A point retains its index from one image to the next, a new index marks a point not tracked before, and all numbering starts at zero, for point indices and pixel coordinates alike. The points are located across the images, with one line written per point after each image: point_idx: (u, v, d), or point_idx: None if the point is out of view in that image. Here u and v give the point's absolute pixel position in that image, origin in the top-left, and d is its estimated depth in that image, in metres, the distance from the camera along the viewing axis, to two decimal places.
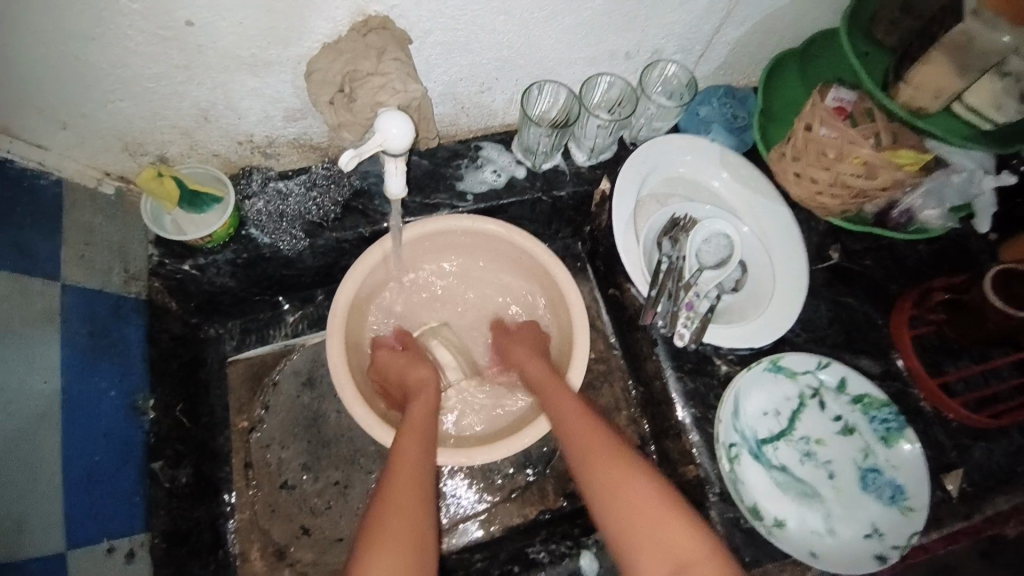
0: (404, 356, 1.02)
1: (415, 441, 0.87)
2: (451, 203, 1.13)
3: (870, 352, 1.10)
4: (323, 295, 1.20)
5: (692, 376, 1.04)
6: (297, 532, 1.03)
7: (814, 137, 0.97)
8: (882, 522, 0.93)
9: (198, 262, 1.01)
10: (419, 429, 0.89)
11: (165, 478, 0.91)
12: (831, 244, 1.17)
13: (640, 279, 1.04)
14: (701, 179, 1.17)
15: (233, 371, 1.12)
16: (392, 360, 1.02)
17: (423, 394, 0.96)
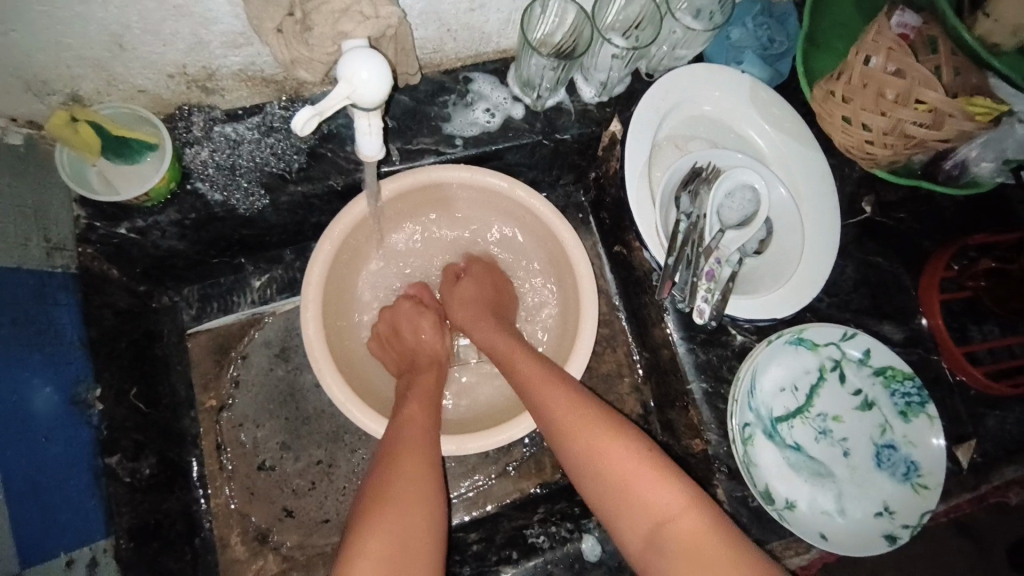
0: (425, 318, 0.94)
1: (424, 415, 0.82)
2: (437, 149, 0.95)
3: (894, 316, 1.01)
4: (293, 255, 1.05)
5: (704, 348, 0.95)
6: (280, 515, 0.97)
7: (875, 75, 0.82)
8: (893, 499, 0.89)
9: (136, 225, 0.85)
10: (424, 401, 0.85)
11: (123, 472, 0.82)
12: (864, 196, 1.04)
13: (654, 242, 0.92)
14: (729, 119, 1.00)
15: (195, 345, 1.01)
16: (403, 320, 0.94)
17: (430, 369, 0.91)
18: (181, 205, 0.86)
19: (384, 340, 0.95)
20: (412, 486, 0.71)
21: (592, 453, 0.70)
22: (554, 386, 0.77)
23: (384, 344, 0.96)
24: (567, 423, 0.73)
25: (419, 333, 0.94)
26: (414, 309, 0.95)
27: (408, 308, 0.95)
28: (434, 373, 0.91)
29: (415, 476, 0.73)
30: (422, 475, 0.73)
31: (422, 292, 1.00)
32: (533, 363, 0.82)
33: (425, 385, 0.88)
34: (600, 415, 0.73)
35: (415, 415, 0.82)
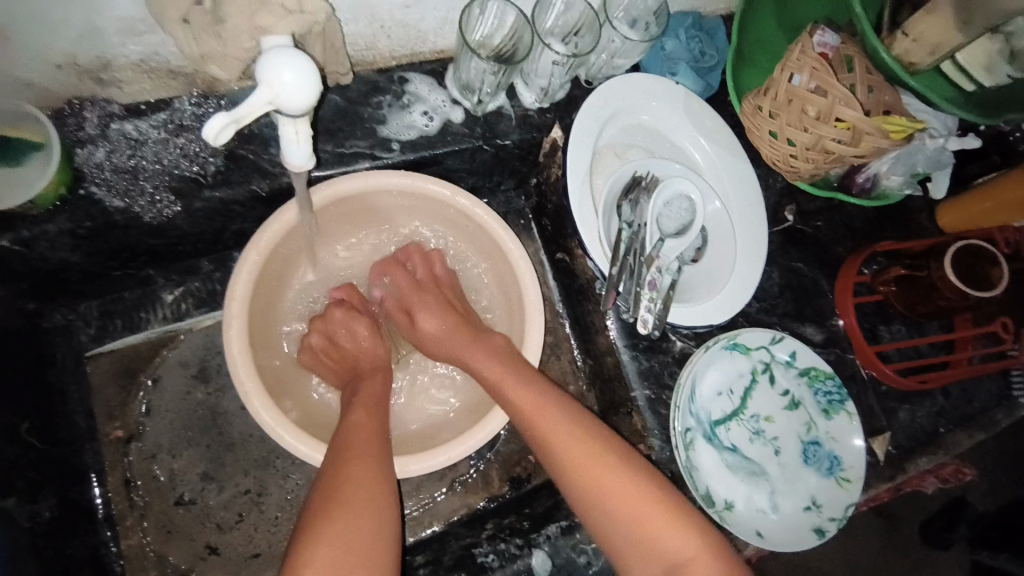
0: (359, 321, 0.90)
1: (374, 425, 0.77)
2: (372, 153, 0.90)
3: (815, 318, 1.07)
4: (211, 265, 0.96)
5: (646, 355, 0.96)
6: (203, 552, 0.89)
7: (799, 92, 0.85)
8: (820, 493, 0.94)
9: (21, 236, 0.74)
10: (374, 410, 0.79)
11: (22, 516, 0.72)
12: (787, 204, 1.10)
13: (597, 252, 0.91)
14: (665, 129, 1.02)
15: (96, 370, 0.90)
16: (340, 329, 0.89)
17: (375, 375, 0.86)
18: (75, 213, 0.76)
19: (321, 353, 0.89)
20: (362, 503, 0.65)
21: (607, 482, 0.69)
22: (518, 385, 0.78)
23: (319, 356, 0.89)
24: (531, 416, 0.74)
25: (355, 342, 0.89)
26: (347, 313, 0.90)
27: (338, 310, 0.90)
28: (381, 379, 0.86)
29: (366, 491, 0.66)
30: (379, 492, 0.67)
31: (348, 292, 0.94)
32: (535, 394, 0.77)
33: (370, 392, 0.82)
34: (616, 451, 0.71)
35: (365, 424, 0.76)
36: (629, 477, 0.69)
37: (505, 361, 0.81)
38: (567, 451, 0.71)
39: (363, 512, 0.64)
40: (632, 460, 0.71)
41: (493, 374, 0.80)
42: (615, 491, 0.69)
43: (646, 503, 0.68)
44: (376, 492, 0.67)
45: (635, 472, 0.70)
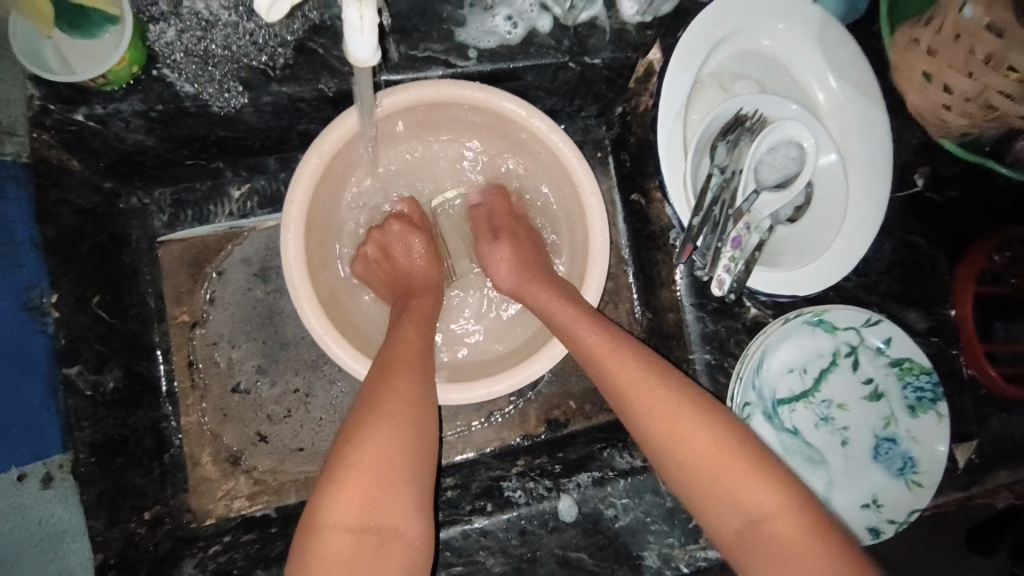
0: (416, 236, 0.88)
1: (424, 343, 0.75)
2: (446, 59, 0.83)
3: (921, 304, 0.94)
4: (277, 165, 0.95)
5: (715, 318, 0.88)
6: (254, 439, 0.94)
7: (970, 29, 0.68)
8: (884, 492, 0.86)
9: (95, 112, 0.74)
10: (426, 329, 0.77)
11: (85, 385, 0.77)
12: (918, 167, 0.93)
13: (679, 198, 0.81)
14: (787, 60, 0.87)
15: (167, 255, 0.93)
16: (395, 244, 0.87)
17: (427, 295, 0.83)
18: (147, 95, 0.75)
19: (374, 261, 0.87)
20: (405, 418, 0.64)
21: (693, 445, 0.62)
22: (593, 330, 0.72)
23: (372, 267, 0.87)
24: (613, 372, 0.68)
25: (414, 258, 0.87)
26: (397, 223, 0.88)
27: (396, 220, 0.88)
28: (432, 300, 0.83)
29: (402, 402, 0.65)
30: (418, 408, 0.66)
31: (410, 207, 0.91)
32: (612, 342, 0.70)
33: (427, 311, 0.80)
34: (704, 412, 0.63)
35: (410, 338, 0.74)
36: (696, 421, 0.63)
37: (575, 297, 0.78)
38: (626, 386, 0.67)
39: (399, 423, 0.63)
40: (694, 399, 0.64)
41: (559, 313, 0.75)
42: (682, 431, 0.62)
43: (721, 449, 0.61)
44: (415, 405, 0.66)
45: (701, 417, 0.63)
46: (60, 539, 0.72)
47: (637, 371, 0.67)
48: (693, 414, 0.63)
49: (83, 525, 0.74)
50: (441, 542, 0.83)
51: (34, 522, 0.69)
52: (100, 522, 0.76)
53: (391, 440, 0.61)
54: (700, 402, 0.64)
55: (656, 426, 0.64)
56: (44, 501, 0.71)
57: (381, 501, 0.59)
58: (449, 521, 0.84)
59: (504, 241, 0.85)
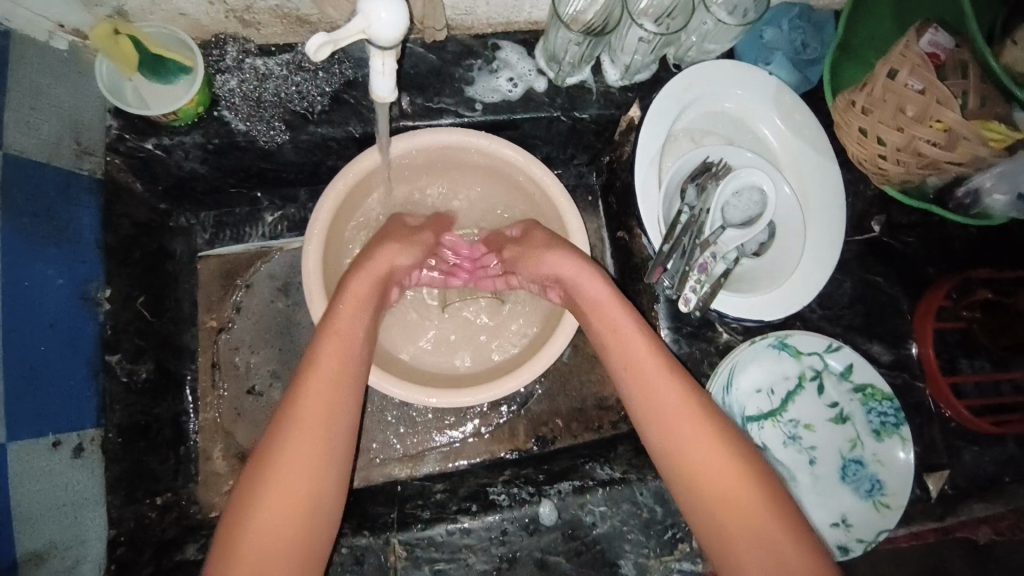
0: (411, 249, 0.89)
1: (348, 330, 0.79)
2: (456, 111, 0.98)
3: (885, 338, 1.01)
4: (307, 196, 1.09)
5: (688, 340, 0.97)
6: (262, 438, 1.02)
7: (898, 90, 0.82)
8: (853, 512, 0.90)
9: (162, 142, 0.90)
10: (354, 310, 0.81)
11: (122, 372, 0.87)
12: (875, 214, 1.04)
13: (653, 229, 0.93)
14: (749, 119, 1.01)
15: (204, 268, 1.06)
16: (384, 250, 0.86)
17: (375, 278, 0.84)
18: (207, 130, 0.90)
19: None
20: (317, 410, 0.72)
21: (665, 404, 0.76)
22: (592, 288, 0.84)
23: None
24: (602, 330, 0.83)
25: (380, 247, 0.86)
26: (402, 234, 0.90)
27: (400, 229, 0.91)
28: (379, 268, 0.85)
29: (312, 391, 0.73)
30: (332, 391, 0.74)
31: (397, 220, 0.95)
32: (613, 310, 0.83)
33: (364, 292, 0.83)
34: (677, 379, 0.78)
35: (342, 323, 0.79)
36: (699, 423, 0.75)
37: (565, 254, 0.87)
38: (646, 385, 0.78)
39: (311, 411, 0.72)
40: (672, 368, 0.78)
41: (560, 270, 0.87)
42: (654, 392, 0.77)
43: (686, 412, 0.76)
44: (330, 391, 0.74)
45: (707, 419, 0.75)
46: (80, 507, 0.79)
47: (653, 370, 0.78)
48: (699, 416, 0.75)
49: (102, 497, 0.82)
50: (426, 538, 0.88)
51: (61, 487, 0.77)
52: (119, 498, 0.84)
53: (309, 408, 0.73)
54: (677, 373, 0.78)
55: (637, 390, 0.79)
56: (73, 468, 0.79)
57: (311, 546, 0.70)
58: (436, 519, 0.89)
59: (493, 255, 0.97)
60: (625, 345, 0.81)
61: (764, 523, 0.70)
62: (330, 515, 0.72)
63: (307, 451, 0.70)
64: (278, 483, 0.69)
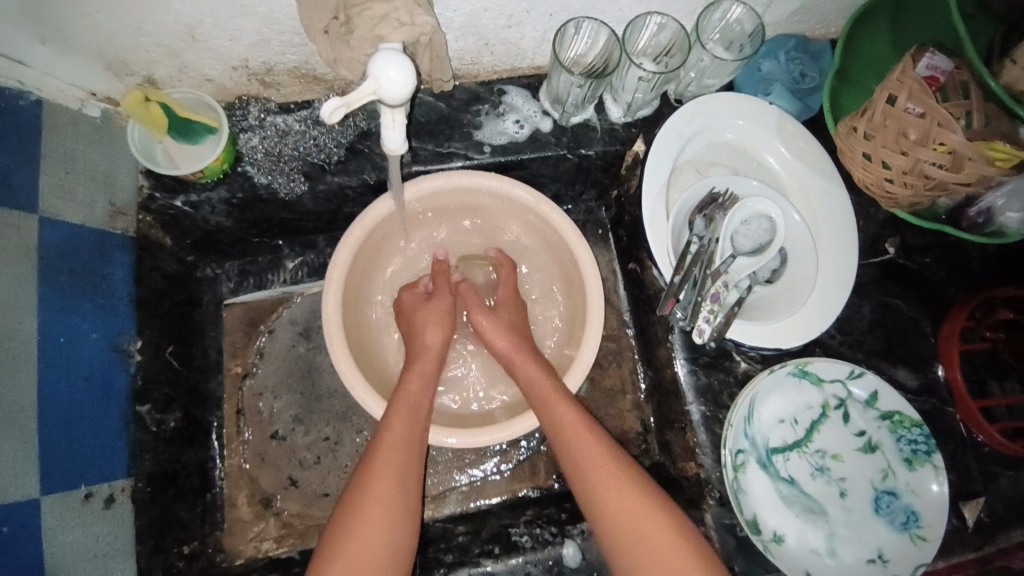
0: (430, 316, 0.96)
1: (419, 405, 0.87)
2: (466, 154, 1.01)
3: (911, 362, 0.98)
4: (326, 242, 1.13)
5: (706, 371, 0.96)
6: (285, 483, 1.04)
7: (897, 115, 0.82)
8: (889, 547, 0.87)
9: (190, 199, 0.94)
10: (420, 392, 0.88)
11: (151, 422, 0.90)
12: (889, 236, 1.03)
13: (663, 260, 0.94)
14: (753, 149, 1.02)
15: (229, 316, 1.10)
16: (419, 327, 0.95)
17: (429, 361, 0.92)
18: (232, 185, 0.95)
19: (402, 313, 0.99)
20: (392, 478, 0.79)
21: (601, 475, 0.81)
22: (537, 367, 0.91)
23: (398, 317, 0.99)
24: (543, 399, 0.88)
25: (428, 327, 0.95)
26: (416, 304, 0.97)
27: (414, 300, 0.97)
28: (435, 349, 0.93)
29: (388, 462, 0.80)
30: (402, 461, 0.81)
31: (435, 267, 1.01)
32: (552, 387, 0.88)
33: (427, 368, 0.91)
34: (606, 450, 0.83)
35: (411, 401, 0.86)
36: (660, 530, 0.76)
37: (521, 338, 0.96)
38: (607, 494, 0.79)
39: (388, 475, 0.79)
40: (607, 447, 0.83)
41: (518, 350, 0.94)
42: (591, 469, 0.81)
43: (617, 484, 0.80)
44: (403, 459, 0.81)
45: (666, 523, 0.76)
46: (110, 559, 0.81)
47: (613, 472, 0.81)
48: (643, 507, 0.78)
49: (132, 548, 0.84)
50: None
51: (92, 539, 0.79)
52: (146, 547, 0.86)
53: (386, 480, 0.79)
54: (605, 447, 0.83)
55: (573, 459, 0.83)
56: (103, 519, 0.81)
57: None
58: (459, 564, 0.89)
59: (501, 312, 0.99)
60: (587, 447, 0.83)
61: None
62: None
63: (388, 512, 0.77)
64: (359, 537, 0.75)
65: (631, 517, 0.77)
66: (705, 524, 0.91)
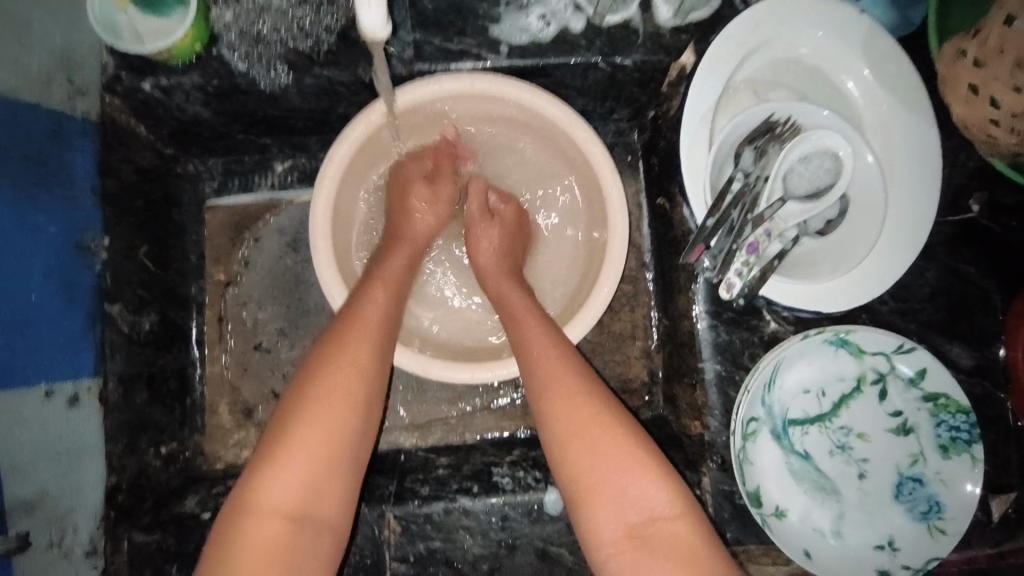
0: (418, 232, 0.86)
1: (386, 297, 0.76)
2: (479, 53, 0.85)
3: (968, 339, 0.85)
4: (319, 146, 1.01)
5: (729, 328, 0.85)
6: (268, 395, 1.00)
7: (1017, 39, 0.65)
8: (902, 535, 0.79)
9: (160, 83, 0.81)
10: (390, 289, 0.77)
11: (123, 323, 0.84)
12: (973, 191, 0.86)
13: (698, 198, 0.80)
14: (829, 70, 0.83)
15: (211, 218, 1.02)
16: (384, 269, 0.80)
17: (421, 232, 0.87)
18: (205, 69, 0.81)
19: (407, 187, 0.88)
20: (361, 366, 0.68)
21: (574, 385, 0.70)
22: (510, 285, 0.83)
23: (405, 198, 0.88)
24: (518, 313, 0.79)
25: (382, 278, 0.78)
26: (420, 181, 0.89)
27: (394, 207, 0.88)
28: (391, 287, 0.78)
29: (303, 449, 0.62)
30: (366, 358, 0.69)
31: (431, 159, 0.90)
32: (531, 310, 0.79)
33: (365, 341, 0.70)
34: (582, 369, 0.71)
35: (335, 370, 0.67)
36: (619, 439, 0.65)
37: (507, 241, 0.88)
38: (565, 418, 0.67)
39: (321, 448, 0.63)
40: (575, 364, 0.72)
41: (487, 262, 0.86)
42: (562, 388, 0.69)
43: (598, 400, 0.68)
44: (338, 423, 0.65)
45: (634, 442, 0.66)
46: (76, 458, 0.77)
47: (574, 393, 0.69)
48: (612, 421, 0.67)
49: (102, 446, 0.81)
50: (423, 515, 0.84)
51: (55, 436, 0.74)
52: (120, 447, 0.83)
53: (338, 392, 0.66)
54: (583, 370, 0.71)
55: (537, 373, 0.72)
56: (67, 420, 0.76)
57: (308, 502, 0.62)
58: (434, 497, 0.85)
59: (496, 226, 0.88)
60: (535, 348, 0.74)
61: (669, 531, 0.62)
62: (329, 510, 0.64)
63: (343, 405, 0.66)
64: (318, 421, 0.64)
65: (580, 427, 0.66)
66: (701, 488, 0.85)
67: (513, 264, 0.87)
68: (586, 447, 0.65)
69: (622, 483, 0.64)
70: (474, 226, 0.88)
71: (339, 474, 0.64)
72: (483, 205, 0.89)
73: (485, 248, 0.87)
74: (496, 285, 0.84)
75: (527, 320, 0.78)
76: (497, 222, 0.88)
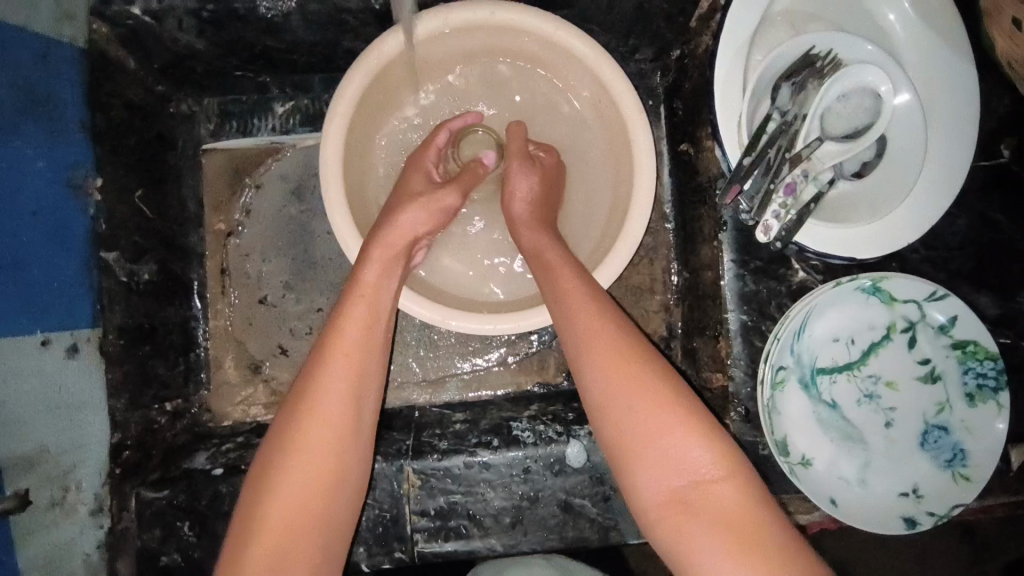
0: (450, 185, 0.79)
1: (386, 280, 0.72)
2: None
3: (996, 289, 0.84)
4: (323, 86, 0.95)
5: (756, 277, 0.82)
6: (274, 350, 0.96)
7: None
8: (927, 483, 0.79)
9: (150, 6, 0.76)
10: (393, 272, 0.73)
11: (120, 271, 0.80)
12: (1009, 136, 0.83)
13: (731, 137, 0.76)
14: (869, 3, 0.79)
15: (209, 162, 0.95)
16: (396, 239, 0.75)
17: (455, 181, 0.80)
18: None
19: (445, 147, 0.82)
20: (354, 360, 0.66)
21: (621, 352, 0.66)
22: (543, 237, 0.78)
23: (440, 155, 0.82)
24: (548, 268, 0.75)
25: (358, 326, 0.68)
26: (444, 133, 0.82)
27: (418, 154, 0.82)
28: (354, 367, 0.66)
29: (306, 450, 0.62)
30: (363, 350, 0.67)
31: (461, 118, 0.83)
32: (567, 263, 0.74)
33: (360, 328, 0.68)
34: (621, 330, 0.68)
35: (291, 488, 0.60)
36: (660, 401, 0.63)
37: (544, 186, 0.82)
38: (614, 385, 0.65)
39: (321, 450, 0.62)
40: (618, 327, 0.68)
41: (518, 211, 0.81)
42: (609, 356, 0.66)
43: (633, 363, 0.65)
44: (337, 420, 0.63)
45: (675, 400, 0.63)
46: (78, 411, 0.74)
47: (619, 358, 0.66)
48: (651, 383, 0.64)
49: (104, 400, 0.78)
50: (442, 469, 0.82)
51: (54, 388, 0.71)
52: (122, 401, 0.80)
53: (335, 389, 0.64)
54: (624, 332, 0.68)
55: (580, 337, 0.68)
56: (67, 369, 0.73)
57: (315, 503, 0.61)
58: (453, 451, 0.83)
59: (534, 172, 0.82)
60: (572, 305, 0.70)
61: (716, 494, 0.60)
62: (340, 504, 0.63)
63: (342, 401, 0.64)
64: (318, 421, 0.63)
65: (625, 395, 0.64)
66: None
67: (547, 214, 0.82)
68: (625, 408, 0.64)
69: (660, 447, 0.62)
70: (511, 171, 0.81)
71: (347, 467, 0.64)
72: (523, 150, 0.82)
73: (521, 195, 0.81)
74: (529, 237, 0.79)
75: (563, 274, 0.73)
76: (537, 168, 0.82)
